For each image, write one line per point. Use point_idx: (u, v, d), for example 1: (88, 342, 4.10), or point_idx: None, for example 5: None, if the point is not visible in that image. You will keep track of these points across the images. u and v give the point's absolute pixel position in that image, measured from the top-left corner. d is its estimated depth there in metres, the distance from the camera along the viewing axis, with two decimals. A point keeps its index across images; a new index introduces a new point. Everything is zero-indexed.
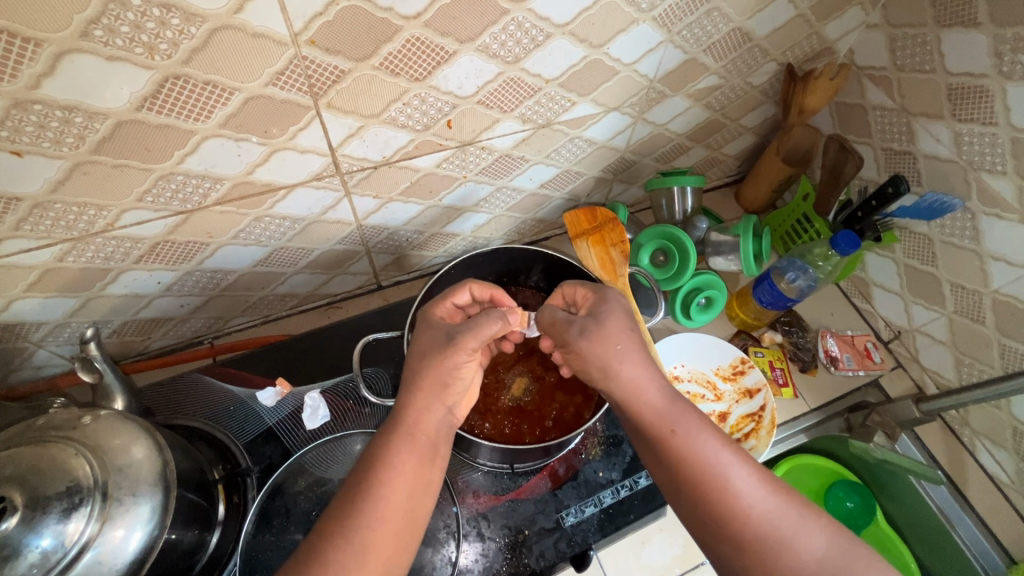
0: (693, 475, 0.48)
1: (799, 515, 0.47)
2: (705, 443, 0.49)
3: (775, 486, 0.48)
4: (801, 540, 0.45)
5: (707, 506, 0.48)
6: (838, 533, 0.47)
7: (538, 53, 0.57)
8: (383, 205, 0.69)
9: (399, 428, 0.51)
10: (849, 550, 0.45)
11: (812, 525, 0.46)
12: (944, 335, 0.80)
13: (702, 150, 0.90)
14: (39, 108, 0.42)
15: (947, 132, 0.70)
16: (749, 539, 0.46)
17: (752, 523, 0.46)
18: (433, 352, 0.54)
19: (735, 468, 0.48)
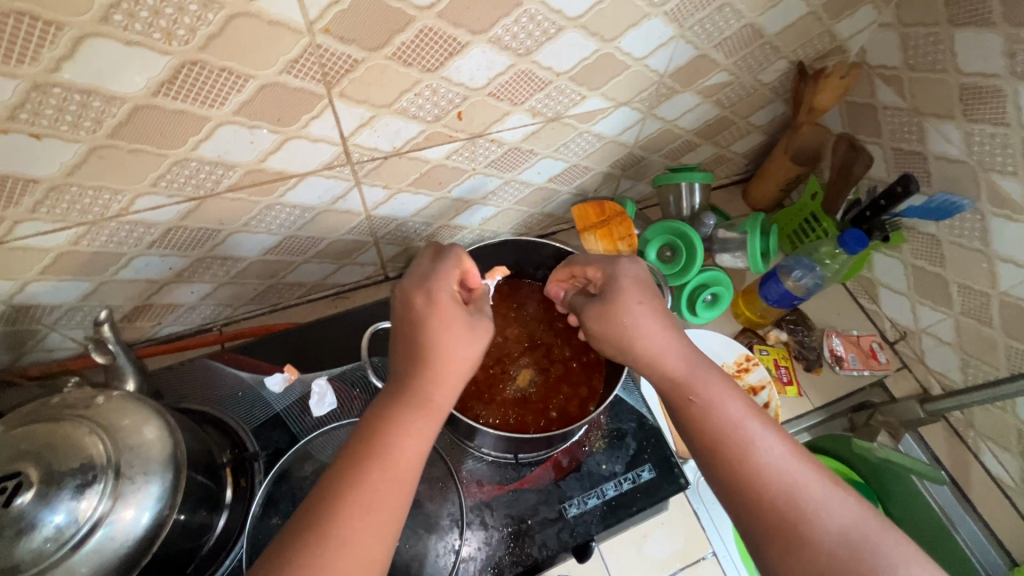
0: (715, 441, 0.50)
1: (823, 486, 0.47)
2: (729, 409, 0.51)
3: (801, 458, 0.49)
4: (825, 508, 0.46)
5: (729, 472, 0.49)
6: (863, 507, 0.46)
7: (550, 45, 0.57)
8: (393, 196, 0.70)
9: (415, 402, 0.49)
10: (874, 524, 0.45)
11: (838, 497, 0.47)
12: (950, 336, 0.80)
13: (711, 147, 0.90)
14: (58, 91, 0.42)
15: (957, 133, 0.70)
16: (773, 506, 0.46)
17: (774, 489, 0.47)
18: (454, 337, 0.51)
19: (759, 436, 0.49)
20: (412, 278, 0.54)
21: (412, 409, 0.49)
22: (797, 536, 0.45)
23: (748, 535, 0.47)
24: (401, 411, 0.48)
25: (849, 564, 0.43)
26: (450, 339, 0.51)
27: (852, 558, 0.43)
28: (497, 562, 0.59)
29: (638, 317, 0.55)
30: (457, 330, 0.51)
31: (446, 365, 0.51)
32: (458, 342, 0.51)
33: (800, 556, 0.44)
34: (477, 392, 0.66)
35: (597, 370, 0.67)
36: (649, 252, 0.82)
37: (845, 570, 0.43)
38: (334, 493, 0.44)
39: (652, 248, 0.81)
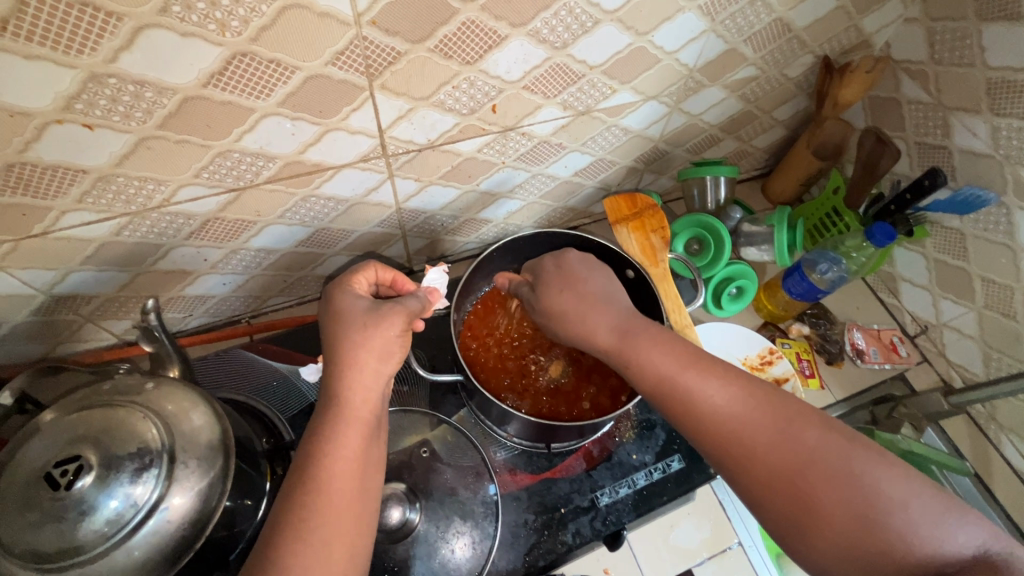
0: (669, 402, 0.49)
1: (785, 420, 0.46)
2: (676, 365, 0.50)
3: (760, 397, 0.48)
4: (790, 445, 0.45)
5: (692, 430, 0.48)
6: (834, 433, 0.45)
7: (586, 38, 0.58)
8: (424, 188, 0.70)
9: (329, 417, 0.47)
10: (843, 448, 0.44)
11: (805, 426, 0.46)
12: (973, 330, 0.80)
13: (733, 142, 0.91)
14: (113, 82, 0.43)
15: (984, 127, 0.70)
16: (737, 451, 0.46)
17: (736, 436, 0.46)
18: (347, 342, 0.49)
19: (710, 387, 0.48)
20: (328, 289, 0.55)
21: (328, 412, 0.47)
22: (770, 477, 0.45)
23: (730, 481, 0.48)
24: (321, 419, 0.47)
25: (826, 495, 0.42)
26: (345, 332, 0.50)
27: (827, 487, 0.43)
28: (531, 550, 0.61)
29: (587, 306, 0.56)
30: (352, 323, 0.50)
31: (346, 357, 0.49)
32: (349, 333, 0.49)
33: (781, 495, 0.44)
34: (510, 382, 0.67)
35: None
36: (676, 246, 0.83)
37: (824, 504, 0.42)
38: (286, 518, 0.43)
39: (679, 241, 0.83)
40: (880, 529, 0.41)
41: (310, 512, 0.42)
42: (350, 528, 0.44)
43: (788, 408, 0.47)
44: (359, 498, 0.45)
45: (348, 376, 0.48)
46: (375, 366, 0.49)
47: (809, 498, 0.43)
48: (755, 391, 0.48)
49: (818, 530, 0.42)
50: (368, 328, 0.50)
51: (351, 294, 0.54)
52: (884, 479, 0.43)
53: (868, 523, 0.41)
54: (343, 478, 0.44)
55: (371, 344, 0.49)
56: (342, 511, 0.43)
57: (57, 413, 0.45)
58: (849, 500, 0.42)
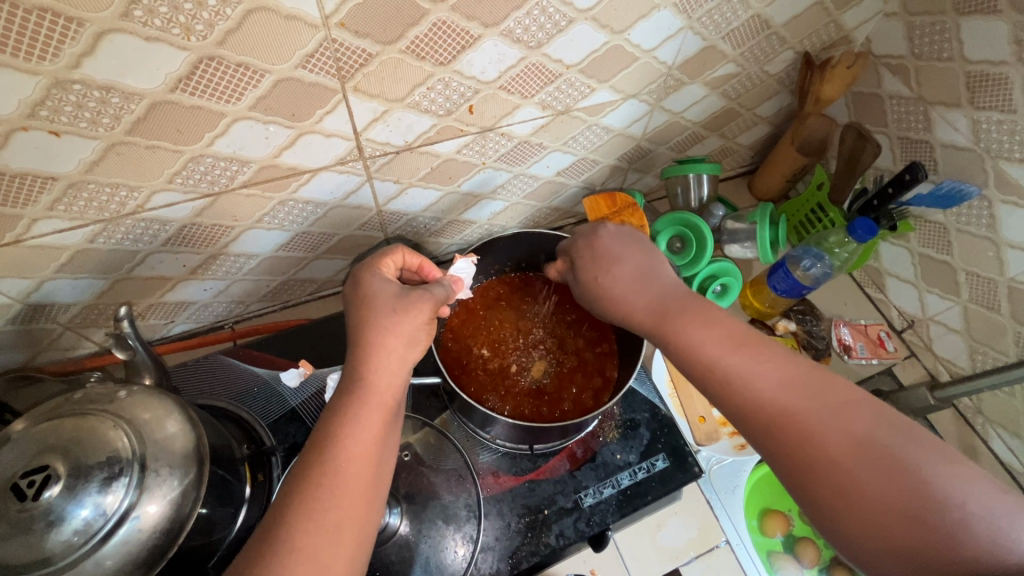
0: (709, 384, 0.49)
1: (836, 404, 0.44)
2: (723, 342, 0.49)
3: (811, 379, 0.46)
4: (838, 428, 0.43)
5: (735, 410, 0.47)
6: (889, 420, 0.43)
7: (561, 38, 0.57)
8: (403, 191, 0.70)
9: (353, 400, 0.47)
10: (898, 435, 0.42)
11: (856, 411, 0.44)
12: (958, 323, 0.80)
13: (717, 139, 0.91)
14: (78, 88, 0.42)
15: (964, 120, 0.70)
16: (777, 430, 0.45)
17: (777, 415, 0.45)
18: (381, 327, 0.50)
19: (754, 369, 0.47)
20: (354, 274, 0.56)
21: (351, 395, 0.47)
22: (813, 456, 0.43)
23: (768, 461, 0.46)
24: (342, 405, 0.47)
25: (870, 482, 0.40)
26: (375, 316, 0.51)
27: (874, 473, 0.41)
28: (514, 552, 0.60)
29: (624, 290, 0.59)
30: (381, 307, 0.51)
31: (374, 342, 0.49)
32: (379, 318, 0.50)
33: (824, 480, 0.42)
34: (492, 383, 0.66)
35: (609, 361, 0.68)
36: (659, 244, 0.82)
37: (869, 487, 0.40)
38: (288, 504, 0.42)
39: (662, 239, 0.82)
40: (931, 524, 0.38)
41: (324, 505, 0.42)
42: (362, 514, 0.43)
43: (838, 392, 0.45)
44: (374, 486, 0.45)
45: (372, 362, 0.48)
46: (402, 352, 0.50)
47: (854, 482, 0.41)
48: (806, 375, 0.46)
49: (862, 518, 0.40)
50: (398, 313, 0.51)
51: (379, 275, 0.55)
52: (944, 473, 0.40)
53: (918, 516, 0.38)
54: (358, 462, 0.44)
55: (405, 327, 0.50)
56: (356, 496, 0.43)
57: (28, 422, 0.45)
58: (897, 490, 0.39)
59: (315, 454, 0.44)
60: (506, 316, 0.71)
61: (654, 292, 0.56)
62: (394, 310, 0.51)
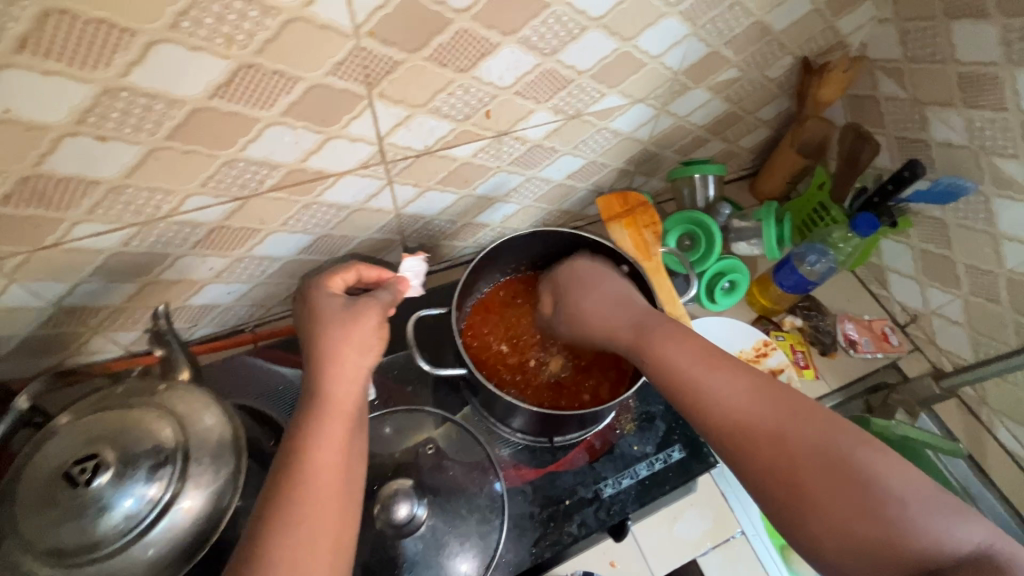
0: (674, 393, 0.52)
1: (788, 410, 0.46)
2: (682, 360, 0.52)
3: (767, 388, 0.48)
4: (790, 434, 0.45)
5: (697, 418, 0.50)
6: (838, 425, 0.45)
7: (574, 45, 0.60)
8: (421, 194, 0.73)
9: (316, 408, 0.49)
10: (847, 437, 0.43)
11: (812, 416, 0.46)
12: (960, 316, 0.82)
13: (719, 142, 0.94)
14: (125, 95, 0.45)
15: (959, 120, 0.73)
16: (734, 438, 0.47)
17: (733, 425, 0.47)
18: (332, 337, 0.52)
19: (719, 377, 0.50)
20: (309, 291, 0.58)
21: (313, 407, 0.49)
22: (766, 461, 0.45)
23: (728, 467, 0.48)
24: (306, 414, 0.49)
25: (819, 485, 0.42)
26: (326, 330, 0.53)
27: (822, 477, 0.42)
28: (538, 542, 0.62)
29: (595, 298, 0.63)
30: (330, 320, 0.54)
31: (331, 353, 0.52)
32: (330, 331, 0.53)
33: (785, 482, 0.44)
34: (512, 377, 0.68)
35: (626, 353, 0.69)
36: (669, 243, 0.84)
37: (817, 490, 0.42)
38: (263, 513, 0.44)
39: (671, 238, 0.84)
40: (883, 523, 0.39)
41: (292, 514, 0.43)
42: (334, 519, 0.45)
43: (792, 399, 0.47)
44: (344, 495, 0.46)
45: (330, 373, 0.51)
46: (355, 360, 0.52)
47: (805, 484, 0.43)
48: (762, 385, 0.49)
49: (818, 518, 0.41)
50: (346, 325, 0.53)
51: (327, 292, 0.57)
52: (890, 475, 0.41)
53: (872, 515, 0.40)
54: (329, 473, 0.46)
55: (353, 334, 0.53)
56: (321, 504, 0.44)
57: (74, 416, 0.47)
58: (846, 492, 0.41)
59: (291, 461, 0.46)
60: (523, 312, 0.73)
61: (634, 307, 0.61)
62: (342, 322, 0.54)
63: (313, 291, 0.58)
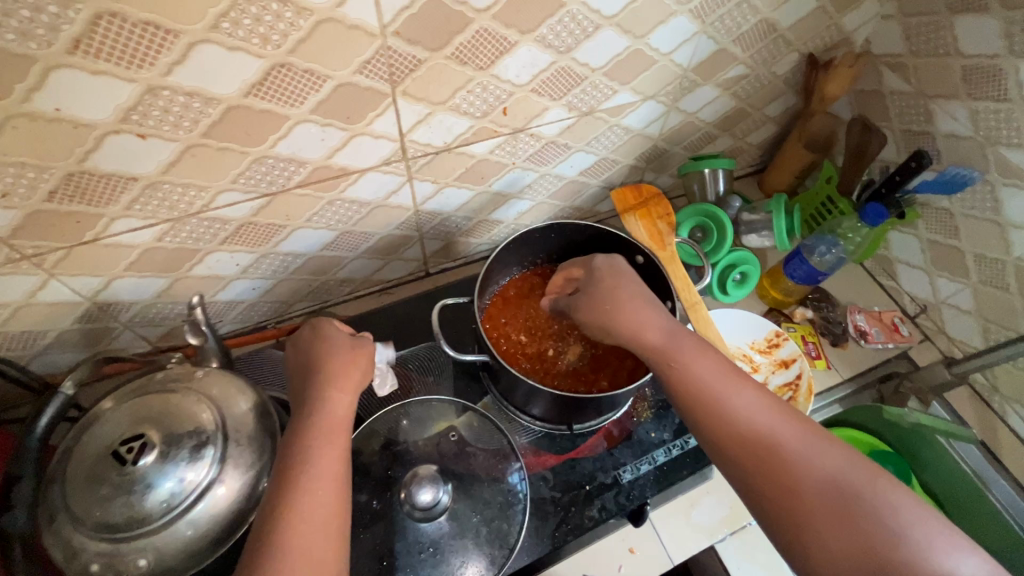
0: (693, 406, 0.52)
1: (806, 437, 0.49)
2: (708, 375, 0.53)
3: (785, 414, 0.51)
4: (810, 460, 0.47)
5: (716, 433, 0.51)
6: (853, 457, 0.48)
7: (588, 42, 0.63)
8: (439, 190, 0.75)
9: (316, 425, 0.49)
10: (862, 468, 0.47)
11: (827, 445, 0.49)
12: (969, 305, 0.84)
13: (728, 139, 0.95)
14: (167, 94, 0.47)
15: (963, 111, 0.75)
16: (753, 458, 0.49)
17: (753, 445, 0.49)
18: (338, 362, 0.54)
19: (742, 397, 0.51)
20: (309, 323, 0.60)
21: (312, 425, 0.49)
22: (784, 482, 0.47)
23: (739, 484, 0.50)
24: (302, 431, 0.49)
25: (835, 511, 0.45)
26: (330, 356, 0.55)
27: (839, 503, 0.45)
28: (559, 527, 0.63)
29: (586, 308, 0.61)
30: (336, 347, 0.56)
31: (334, 373, 0.53)
32: (336, 355, 0.55)
33: (789, 502, 0.46)
34: (532, 366, 0.70)
35: None
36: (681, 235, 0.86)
37: (832, 515, 0.45)
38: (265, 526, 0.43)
39: (684, 230, 0.86)
40: (892, 551, 0.42)
41: (296, 530, 0.43)
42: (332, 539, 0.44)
43: (810, 427, 0.50)
44: (341, 514, 0.46)
45: (334, 395, 0.52)
46: (356, 385, 0.54)
47: (819, 508, 0.45)
48: (780, 410, 0.51)
49: (830, 540, 0.44)
50: (351, 354, 0.55)
51: (333, 324, 0.59)
52: (900, 506, 0.45)
53: (881, 543, 0.43)
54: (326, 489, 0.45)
55: (347, 361, 0.54)
56: (327, 515, 0.44)
57: (118, 401, 0.49)
58: (860, 519, 0.44)
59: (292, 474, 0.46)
60: (541, 304, 0.75)
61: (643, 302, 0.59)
62: (348, 349, 0.56)
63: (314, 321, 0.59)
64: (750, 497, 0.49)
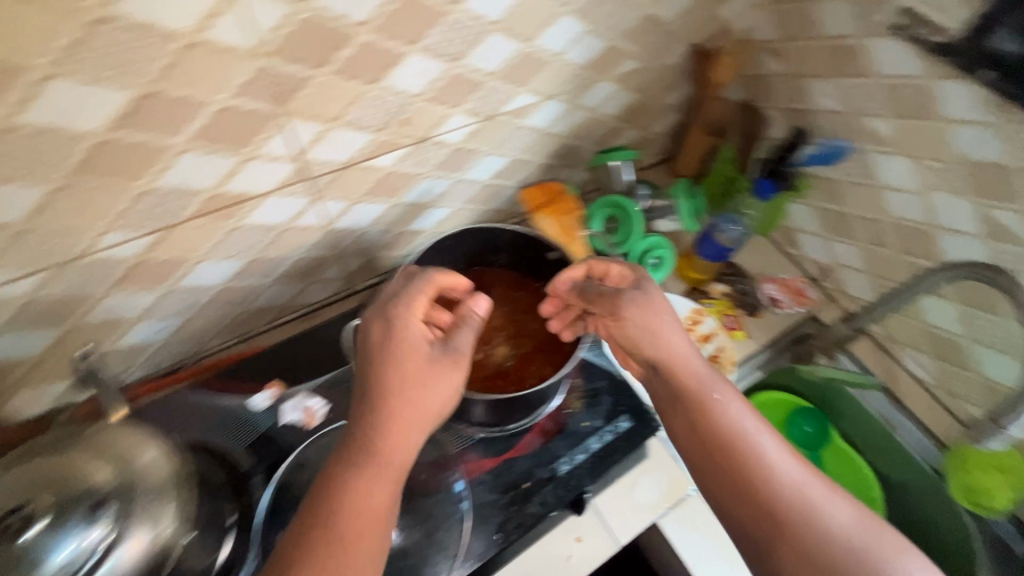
0: (711, 440, 0.55)
1: (828, 493, 0.51)
2: (740, 417, 0.56)
3: (813, 469, 0.53)
4: (829, 513, 0.49)
5: (733, 469, 0.53)
6: (876, 522, 0.49)
7: (479, 48, 0.64)
8: (350, 207, 0.74)
9: (373, 451, 0.51)
10: (875, 528, 0.49)
11: (845, 506, 0.50)
12: (860, 263, 0.91)
13: (634, 130, 0.99)
14: (19, 133, 0.44)
15: (832, 88, 0.84)
16: (767, 499, 0.51)
17: (774, 491, 0.51)
18: (425, 372, 0.54)
19: (769, 443, 0.54)
20: (374, 309, 0.58)
21: (360, 459, 0.51)
22: (798, 528, 0.49)
23: (739, 518, 0.52)
24: (355, 465, 0.51)
25: (835, 554, 0.47)
26: (409, 368, 0.54)
27: (845, 556, 0.47)
28: (502, 528, 0.64)
29: (627, 307, 0.61)
30: (413, 357, 0.55)
31: (399, 399, 0.53)
32: (422, 376, 0.54)
33: (771, 535, 0.50)
34: None
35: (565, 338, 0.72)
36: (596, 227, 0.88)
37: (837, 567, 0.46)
38: (305, 545, 0.47)
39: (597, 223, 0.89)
40: None
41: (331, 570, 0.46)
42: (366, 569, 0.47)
43: (830, 484, 0.52)
44: (375, 549, 0.49)
45: (389, 432, 0.52)
46: (434, 399, 0.54)
47: (825, 555, 0.47)
48: (808, 465, 0.53)
49: None
50: (439, 376, 0.55)
51: (411, 321, 0.56)
52: (910, 568, 0.46)
53: None
54: (362, 523, 0.48)
55: (434, 383, 0.54)
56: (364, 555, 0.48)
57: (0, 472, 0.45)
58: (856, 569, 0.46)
59: (335, 500, 0.49)
60: None
61: (655, 293, 0.63)
62: (433, 358, 0.55)
63: (397, 306, 0.57)
64: (755, 535, 0.51)
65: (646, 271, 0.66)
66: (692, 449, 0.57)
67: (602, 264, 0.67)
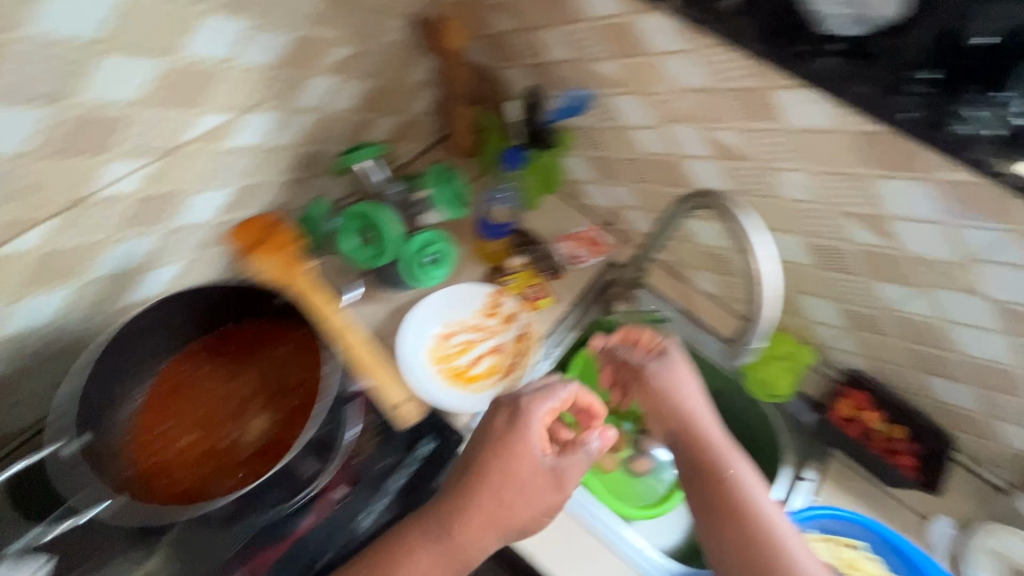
0: (693, 463, 0.69)
1: (779, 519, 0.64)
2: (715, 443, 0.69)
3: (782, 514, 0.66)
4: (782, 543, 0.62)
5: (705, 493, 0.67)
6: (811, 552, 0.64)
7: (94, 81, 0.52)
8: (15, 304, 0.59)
9: (435, 535, 0.58)
10: (812, 559, 0.62)
11: (784, 532, 0.63)
12: (635, 201, 0.94)
13: (386, 117, 0.91)
14: None
15: (558, 37, 0.81)
16: (726, 516, 0.64)
17: (725, 509, 0.65)
18: (503, 487, 0.58)
19: (744, 481, 0.66)
20: (502, 406, 0.63)
21: (433, 534, 0.58)
22: (747, 533, 0.63)
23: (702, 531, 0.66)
24: (433, 519, 0.59)
25: (763, 556, 0.61)
26: (520, 468, 0.59)
27: (772, 557, 0.61)
28: None
29: (655, 397, 0.74)
30: (525, 451, 0.59)
31: (499, 476, 0.58)
32: (510, 463, 0.59)
33: (717, 526, 0.65)
34: (214, 465, 0.63)
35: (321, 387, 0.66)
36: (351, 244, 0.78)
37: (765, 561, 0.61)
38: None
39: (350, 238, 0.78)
40: None
41: None
42: None
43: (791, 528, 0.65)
44: None
45: (479, 507, 0.58)
46: (521, 498, 0.58)
47: (757, 554, 0.62)
48: (786, 519, 0.65)
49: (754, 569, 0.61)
50: (534, 470, 0.59)
51: (536, 425, 0.60)
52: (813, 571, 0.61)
53: None
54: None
55: (544, 453, 0.60)
56: None
57: None
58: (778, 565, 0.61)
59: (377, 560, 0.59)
60: (218, 393, 0.68)
61: (696, 400, 0.72)
62: (548, 471, 0.59)
63: (530, 402, 0.61)
64: (712, 544, 0.65)
65: (677, 346, 0.76)
66: (687, 477, 0.69)
67: (653, 339, 0.76)
